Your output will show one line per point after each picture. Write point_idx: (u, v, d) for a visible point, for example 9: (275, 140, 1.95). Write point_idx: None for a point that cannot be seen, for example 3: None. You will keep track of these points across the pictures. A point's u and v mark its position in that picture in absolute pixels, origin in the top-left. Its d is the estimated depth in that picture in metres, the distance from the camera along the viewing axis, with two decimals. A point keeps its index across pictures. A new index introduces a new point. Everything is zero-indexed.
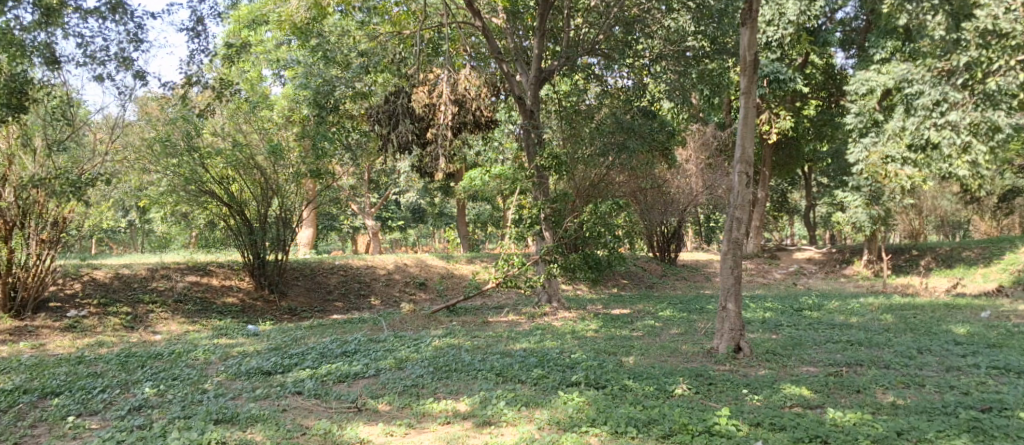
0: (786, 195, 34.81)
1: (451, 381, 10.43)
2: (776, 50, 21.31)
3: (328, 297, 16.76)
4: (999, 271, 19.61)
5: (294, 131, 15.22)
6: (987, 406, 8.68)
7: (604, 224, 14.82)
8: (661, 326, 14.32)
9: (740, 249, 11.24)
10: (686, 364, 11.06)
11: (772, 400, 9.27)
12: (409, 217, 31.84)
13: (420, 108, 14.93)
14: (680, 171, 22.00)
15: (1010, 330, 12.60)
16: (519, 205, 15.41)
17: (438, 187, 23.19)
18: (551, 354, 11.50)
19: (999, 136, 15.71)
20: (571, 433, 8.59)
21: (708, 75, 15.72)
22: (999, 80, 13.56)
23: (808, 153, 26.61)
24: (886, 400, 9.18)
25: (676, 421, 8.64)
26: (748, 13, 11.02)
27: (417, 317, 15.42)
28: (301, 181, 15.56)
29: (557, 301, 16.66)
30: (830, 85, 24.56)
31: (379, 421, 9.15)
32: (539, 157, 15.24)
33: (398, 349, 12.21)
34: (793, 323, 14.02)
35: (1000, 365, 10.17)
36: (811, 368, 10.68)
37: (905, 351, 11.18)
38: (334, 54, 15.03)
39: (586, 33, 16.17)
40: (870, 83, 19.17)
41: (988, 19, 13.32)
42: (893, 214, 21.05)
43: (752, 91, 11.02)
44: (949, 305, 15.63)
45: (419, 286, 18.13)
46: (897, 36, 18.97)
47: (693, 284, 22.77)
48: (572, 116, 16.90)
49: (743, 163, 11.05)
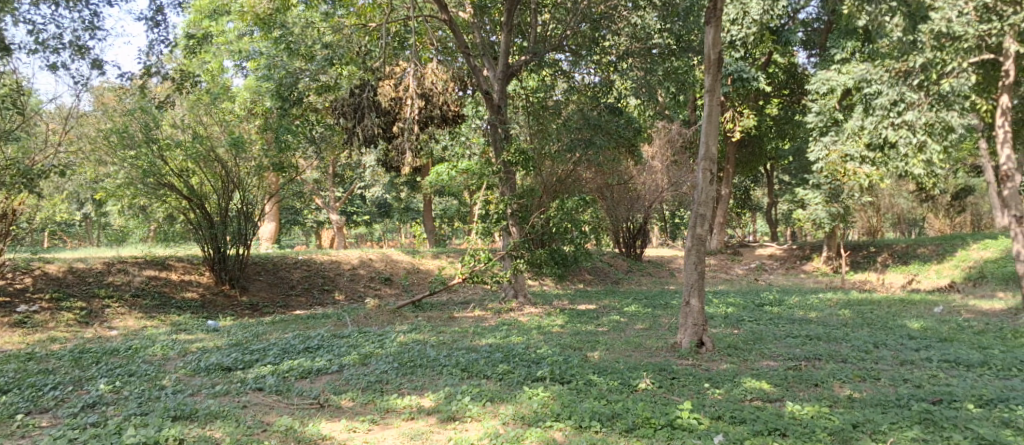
0: (749, 192, 35.30)
1: (415, 376, 10.40)
2: (740, 49, 21.57)
3: (291, 292, 16.57)
4: (952, 268, 20.05)
5: (256, 124, 15.24)
6: (937, 398, 8.89)
7: (571, 220, 14.85)
8: (626, 322, 14.42)
9: (704, 245, 11.35)
10: (650, 358, 11.16)
11: (733, 393, 9.40)
12: (375, 212, 31.65)
13: (385, 101, 15.24)
14: (646, 167, 21.86)
15: (961, 324, 12.92)
16: (486, 200, 15.13)
17: (405, 181, 23.09)
18: (517, 349, 11.53)
19: (953, 137, 16.06)
20: (535, 427, 8.64)
21: (674, 72, 15.80)
22: (953, 82, 13.87)
23: (770, 151, 27.09)
24: (843, 393, 9.34)
25: (639, 415, 8.74)
26: (712, 12, 11.13)
27: (382, 311, 15.33)
28: (263, 175, 15.36)
29: (523, 296, 16.72)
30: (792, 84, 24.88)
31: (342, 417, 9.10)
32: (505, 152, 15.30)
33: (362, 345, 12.13)
34: (754, 317, 14.23)
35: (951, 359, 10.41)
36: (771, 361, 10.85)
37: (862, 346, 11.39)
38: (298, 46, 14.64)
39: (554, 29, 16.32)
40: (831, 83, 19.43)
41: (942, 22, 13.53)
42: (852, 211, 21.40)
43: (717, 88, 11.12)
44: (905, 300, 15.97)
45: (384, 282, 18.03)
46: (857, 37, 19.30)
47: (658, 279, 22.98)
48: (540, 111, 17.19)
49: (707, 160, 11.18)
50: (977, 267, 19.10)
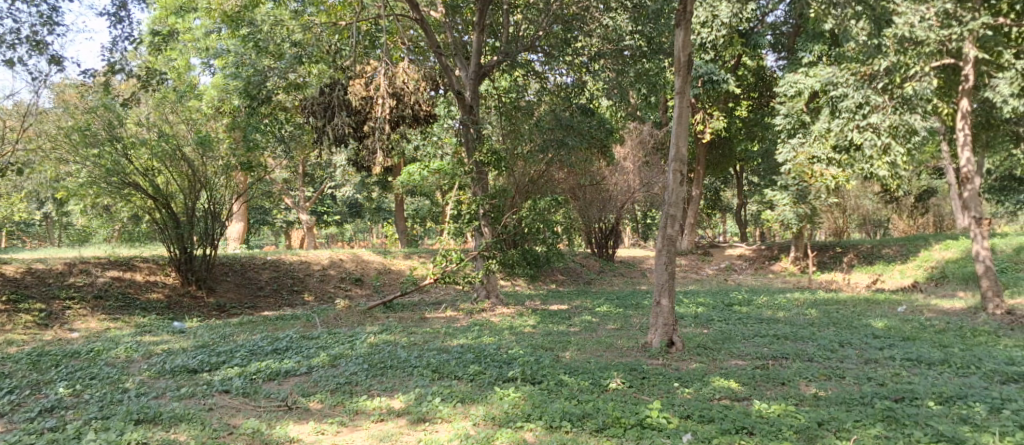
0: (719, 193, 35.63)
1: (385, 378, 10.33)
2: (711, 51, 21.80)
3: (260, 293, 16.40)
4: (915, 268, 20.37)
5: (223, 122, 14.94)
6: (900, 396, 9.02)
7: (543, 221, 14.88)
8: (598, 322, 14.48)
9: (674, 245, 11.44)
10: (621, 358, 11.20)
11: (702, 392, 9.47)
12: (346, 212, 31.50)
13: (356, 100, 14.98)
14: (618, 168, 21.98)
15: (923, 323, 13.13)
16: (457, 200, 15.08)
17: (376, 181, 22.98)
18: (488, 350, 11.52)
19: (915, 140, 16.35)
20: (506, 428, 8.64)
21: (645, 74, 15.81)
22: (915, 85, 14.08)
23: (739, 152, 27.38)
24: (809, 392, 9.45)
25: (609, 415, 8.76)
26: (682, 14, 11.22)
27: (353, 313, 15.15)
28: (232, 174, 15.20)
29: (495, 296, 16.71)
30: (761, 87, 25.21)
31: (310, 420, 9.04)
32: (477, 152, 15.32)
33: (332, 346, 12.04)
34: (724, 317, 14.35)
35: (913, 357, 10.58)
36: (740, 361, 10.95)
37: (828, 344, 11.53)
38: (266, 44, 14.32)
39: (527, 29, 16.33)
40: (798, 85, 19.67)
41: (906, 27, 13.59)
42: (819, 212, 21.70)
43: (687, 90, 11.21)
44: (870, 300, 16.21)
45: (355, 282, 17.91)
46: (824, 40, 19.54)
47: (630, 279, 23.11)
48: (513, 112, 17.28)
49: (677, 162, 11.26)
50: (939, 267, 19.43)
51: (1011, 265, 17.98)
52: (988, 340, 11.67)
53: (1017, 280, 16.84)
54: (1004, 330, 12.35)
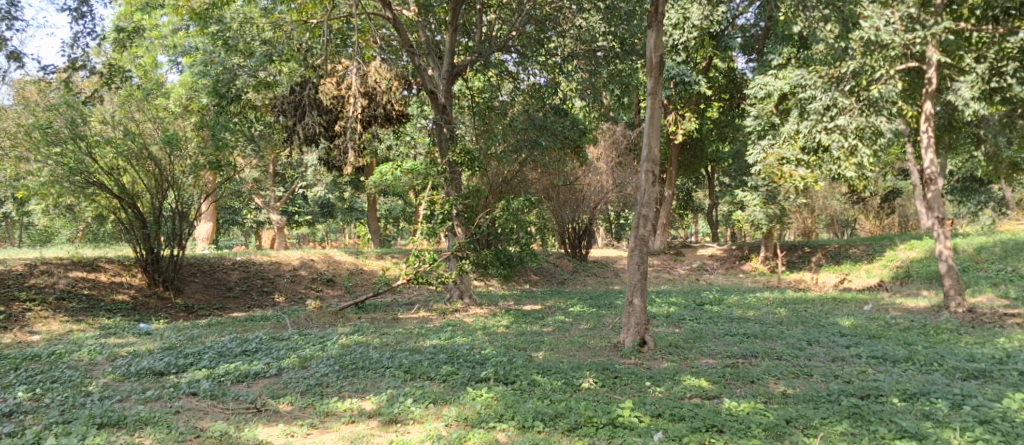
0: (690, 194, 35.93)
1: (357, 379, 10.26)
2: (683, 53, 21.98)
3: (229, 294, 16.20)
4: (880, 267, 20.66)
5: (192, 120, 14.80)
6: (865, 393, 9.14)
7: (517, 221, 14.87)
8: (571, 322, 14.50)
9: (647, 245, 11.49)
10: (593, 358, 11.23)
11: (673, 391, 9.52)
12: (317, 212, 31.34)
13: (326, 99, 14.67)
14: (591, 169, 22.07)
15: (889, 322, 13.32)
16: (431, 200, 14.96)
17: (348, 181, 22.84)
18: (461, 350, 11.48)
19: (881, 142, 16.59)
20: (479, 428, 8.61)
21: (617, 75, 15.91)
22: (881, 88, 14.33)
23: (711, 153, 27.59)
24: (777, 390, 9.54)
25: (581, 414, 8.78)
26: (654, 16, 11.27)
27: (324, 314, 15.01)
28: (200, 173, 15.00)
29: (468, 297, 16.67)
30: (732, 88, 25.42)
31: (279, 422, 8.96)
32: (450, 152, 15.29)
33: (302, 347, 11.93)
34: (695, 316, 14.44)
35: (879, 355, 10.73)
36: (710, 359, 11.02)
37: (796, 343, 11.66)
38: (236, 41, 14.61)
39: (500, 29, 16.25)
40: (768, 87, 19.88)
41: (871, 30, 13.84)
42: (788, 213, 21.96)
43: (659, 91, 11.26)
44: (837, 299, 16.44)
45: (326, 283, 17.77)
46: (793, 43, 19.79)
47: (603, 279, 23.19)
48: (486, 112, 17.26)
49: (650, 162, 11.29)
50: (904, 267, 19.73)
51: (973, 264, 18.30)
52: (951, 337, 11.86)
53: (978, 279, 17.15)
54: (966, 328, 12.56)
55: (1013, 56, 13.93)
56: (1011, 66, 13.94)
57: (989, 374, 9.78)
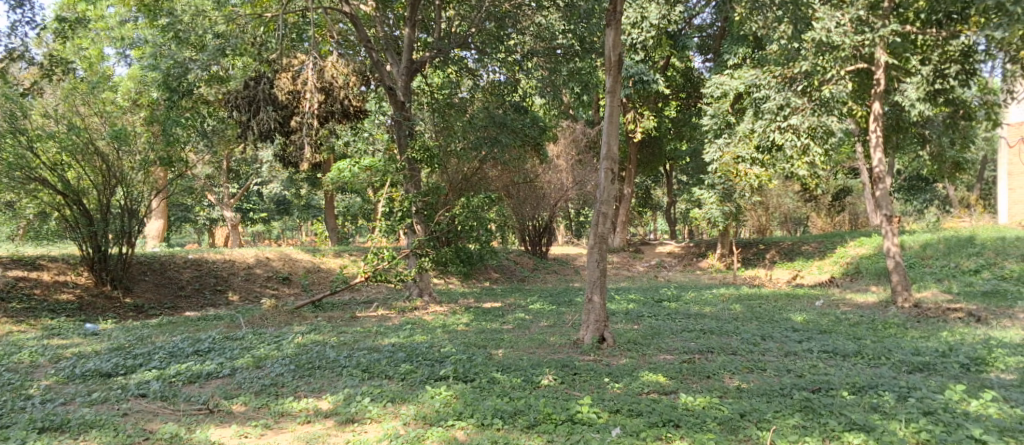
0: (649, 191, 36.27)
1: (313, 379, 10.09)
2: (641, 52, 22.13)
3: (180, 293, 15.83)
4: (831, 264, 21.03)
5: (141, 115, 14.57)
6: (817, 387, 9.26)
7: (477, 218, 14.76)
8: (530, 319, 14.47)
9: (606, 243, 11.52)
10: (552, 355, 11.21)
11: (631, 387, 9.54)
12: (273, 209, 30.92)
13: (282, 94, 15.06)
14: (551, 166, 22.11)
15: (840, 317, 13.56)
16: (390, 196, 14.72)
17: (305, 178, 22.54)
18: (420, 348, 11.36)
19: (833, 141, 16.84)
20: (436, 427, 8.54)
21: (577, 73, 16.01)
22: (831, 88, 14.54)
23: (669, 151, 27.84)
24: (732, 384, 9.63)
25: (540, 411, 8.74)
26: (612, 14, 11.26)
27: (279, 313, 14.76)
28: (150, 170, 14.69)
29: (428, 295, 16.53)
30: (688, 87, 25.54)
31: (233, 423, 8.78)
32: (409, 149, 15.15)
33: (257, 347, 11.70)
34: (653, 313, 14.53)
35: (830, 349, 10.90)
36: (668, 355, 11.08)
37: (750, 338, 11.80)
38: (187, 35, 14.09)
39: (459, 25, 16.18)
40: (724, 87, 20.16)
41: (822, 32, 13.93)
42: (744, 210, 22.28)
43: (617, 90, 11.24)
44: (790, 294, 16.72)
45: (282, 281, 17.46)
46: (747, 43, 20.09)
47: (563, 277, 23.23)
48: (446, 109, 17.07)
49: (609, 160, 11.30)
50: (854, 263, 20.10)
51: (920, 260, 18.74)
52: (897, 331, 12.10)
53: (924, 274, 17.56)
54: (912, 323, 12.83)
55: (956, 60, 14.21)
56: (954, 69, 14.22)
57: (933, 366, 9.99)
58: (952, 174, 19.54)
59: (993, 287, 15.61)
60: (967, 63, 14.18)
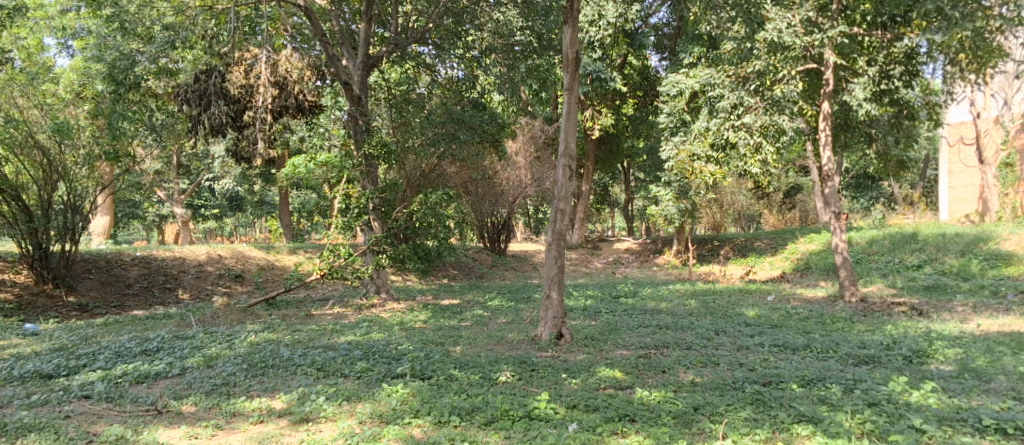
0: (607, 188, 36.55)
1: (266, 378, 9.90)
2: (598, 50, 22.25)
3: (127, 292, 15.44)
4: (783, 259, 21.35)
5: (85, 108, 14.28)
6: (768, 380, 9.37)
7: (434, 215, 14.68)
8: (489, 316, 14.40)
9: (564, 240, 11.51)
10: (510, 352, 11.16)
11: (588, 382, 9.55)
12: (225, 206, 30.39)
13: (234, 88, 14.14)
14: (510, 163, 22.12)
15: (791, 311, 13.78)
16: (346, 193, 14.50)
17: (259, 174, 22.18)
18: (377, 346, 11.22)
19: (785, 139, 17.05)
20: (393, 425, 8.44)
21: (536, 70, 16.09)
22: (783, 88, 14.77)
23: (626, 148, 28.04)
24: (687, 378, 9.69)
25: (498, 408, 8.69)
26: (569, 13, 11.25)
27: (231, 311, 14.48)
28: (95, 165, 14.32)
29: (385, 292, 16.38)
30: (646, 85, 25.70)
31: (182, 423, 8.58)
32: (366, 145, 14.96)
33: (207, 346, 11.43)
34: (611, 309, 14.57)
35: (781, 343, 11.04)
36: (625, 351, 11.11)
37: (704, 333, 11.90)
38: (134, 26, 13.89)
39: (416, 21, 16.01)
40: (680, 85, 20.40)
41: (775, 32, 14.06)
42: (699, 207, 22.54)
43: (575, 87, 11.23)
44: (743, 290, 16.95)
45: (234, 279, 17.08)
46: (703, 43, 20.36)
47: (522, 273, 23.23)
48: (403, 104, 16.91)
49: (567, 157, 11.28)
50: (804, 259, 20.46)
51: (866, 256, 19.15)
52: (844, 326, 12.32)
53: (871, 270, 17.94)
54: (858, 317, 13.09)
55: (899, 61, 14.59)
56: (898, 70, 14.59)
57: (878, 359, 10.19)
58: (897, 172, 20.02)
59: (934, 282, 16.02)
60: (910, 64, 14.58)
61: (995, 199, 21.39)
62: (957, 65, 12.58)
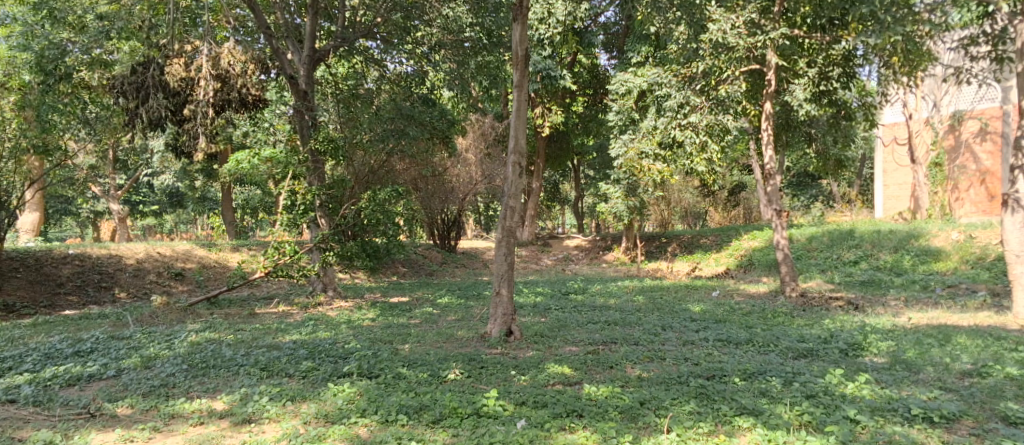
0: (557, 185, 36.67)
1: (208, 378, 9.62)
2: (548, 47, 22.22)
3: (59, 290, 14.94)
4: (727, 256, 21.63)
5: (11, 100, 13.51)
6: (711, 374, 9.45)
7: (383, 212, 14.52)
8: (438, 313, 14.27)
9: (514, 236, 11.46)
10: (459, 349, 11.07)
11: (537, 379, 9.49)
12: (165, 202, 29.58)
13: (173, 81, 13.91)
14: (460, 160, 22.00)
15: (734, 307, 13.93)
16: (292, 189, 14.18)
17: (201, 170, 21.64)
18: (323, 345, 10.98)
19: (731, 137, 17.25)
20: (339, 425, 8.27)
21: (485, 67, 15.66)
22: (726, 88, 14.99)
23: (577, 146, 28.22)
24: (633, 373, 9.72)
25: (446, 406, 8.58)
26: (519, 9, 11.17)
27: (171, 310, 14.08)
28: (22, 158, 13.88)
29: (332, 289, 16.13)
30: (595, 83, 25.70)
31: (117, 427, 8.29)
32: (313, 140, 14.68)
33: (146, 347, 11.06)
34: (560, 306, 14.55)
35: (725, 338, 11.16)
36: (573, 347, 11.09)
37: (652, 328, 11.98)
38: (64, 14, 13.52)
39: (364, 15, 15.72)
40: (628, 84, 20.54)
41: (719, 34, 14.24)
42: (647, 204, 22.71)
43: (524, 84, 11.17)
44: (689, 285, 17.13)
45: (175, 277, 16.60)
46: (650, 42, 20.52)
47: (472, 270, 23.11)
48: (350, 100, 16.77)
49: (517, 154, 11.21)
50: (747, 255, 20.82)
51: (806, 252, 19.54)
52: (785, 320, 12.52)
53: (810, 266, 18.34)
54: (799, 311, 13.34)
55: (838, 63, 14.91)
56: (837, 72, 14.92)
57: (816, 352, 10.36)
58: (836, 170, 20.46)
59: (870, 277, 16.41)
60: (847, 66, 14.93)
61: (925, 199, 21.95)
62: (892, 67, 12.85)
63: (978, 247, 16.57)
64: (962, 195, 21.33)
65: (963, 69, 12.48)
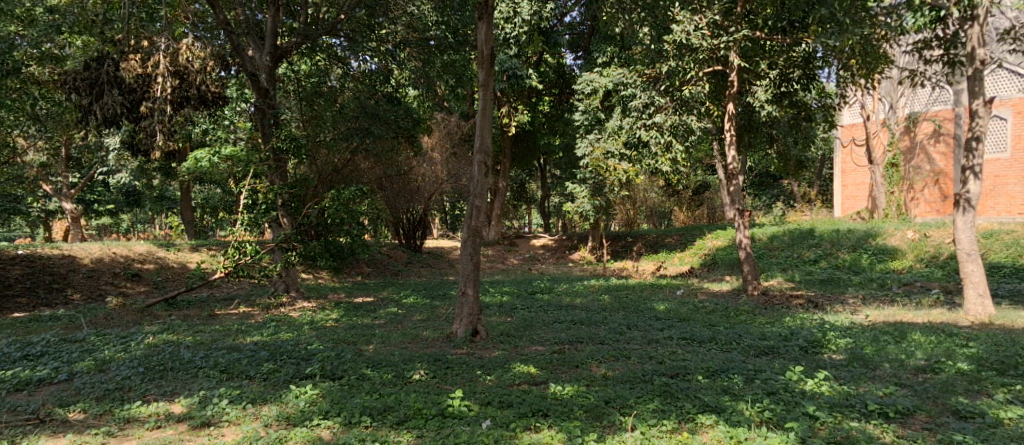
0: (523, 184, 36.61)
1: (165, 381, 9.36)
2: (514, 47, 22.15)
3: (9, 292, 14.51)
4: (691, 255, 21.75)
5: None
6: (675, 372, 9.43)
7: (347, 211, 14.27)
8: (403, 313, 14.10)
9: (480, 236, 11.34)
10: (425, 349, 10.94)
11: (503, 378, 9.39)
12: (121, 201, 28.90)
13: (128, 77, 13.21)
14: (426, 159, 21.72)
15: (699, 305, 13.96)
16: (253, 188, 13.86)
17: (158, 168, 21.17)
18: (285, 347, 10.76)
19: (697, 137, 17.27)
20: (301, 427, 8.11)
21: (451, 65, 15.83)
22: (691, 88, 15.00)
23: (543, 145, 28.19)
24: (598, 372, 9.68)
25: (410, 407, 8.44)
26: (484, 8, 11.03)
27: (127, 312, 13.72)
28: None
29: (295, 290, 15.86)
30: (562, 83, 25.64)
31: (68, 432, 8.04)
32: (274, 138, 14.44)
33: (100, 349, 10.75)
34: (526, 305, 14.47)
35: (688, 336, 11.18)
36: (538, 346, 11.01)
37: (616, 328, 11.95)
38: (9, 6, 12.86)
39: (327, 12, 15.55)
40: (594, 83, 20.50)
41: (683, 34, 14.32)
42: (613, 204, 22.76)
43: (490, 83, 11.05)
44: (654, 284, 17.16)
45: (131, 278, 16.18)
46: (616, 42, 20.54)
47: (437, 270, 22.90)
48: (312, 97, 16.46)
49: (482, 154, 11.08)
50: (710, 254, 20.97)
51: (769, 251, 19.73)
52: (747, 318, 12.59)
53: (772, 264, 18.52)
54: (760, 309, 13.43)
55: (798, 65, 14.93)
56: (796, 74, 14.93)
57: (777, 350, 10.42)
58: (797, 170, 20.69)
59: (829, 275, 16.60)
60: (807, 68, 14.93)
61: (880, 198, 22.31)
62: (850, 69, 13.00)
63: (933, 246, 16.85)
64: (917, 195, 21.77)
65: (918, 71, 12.58)
